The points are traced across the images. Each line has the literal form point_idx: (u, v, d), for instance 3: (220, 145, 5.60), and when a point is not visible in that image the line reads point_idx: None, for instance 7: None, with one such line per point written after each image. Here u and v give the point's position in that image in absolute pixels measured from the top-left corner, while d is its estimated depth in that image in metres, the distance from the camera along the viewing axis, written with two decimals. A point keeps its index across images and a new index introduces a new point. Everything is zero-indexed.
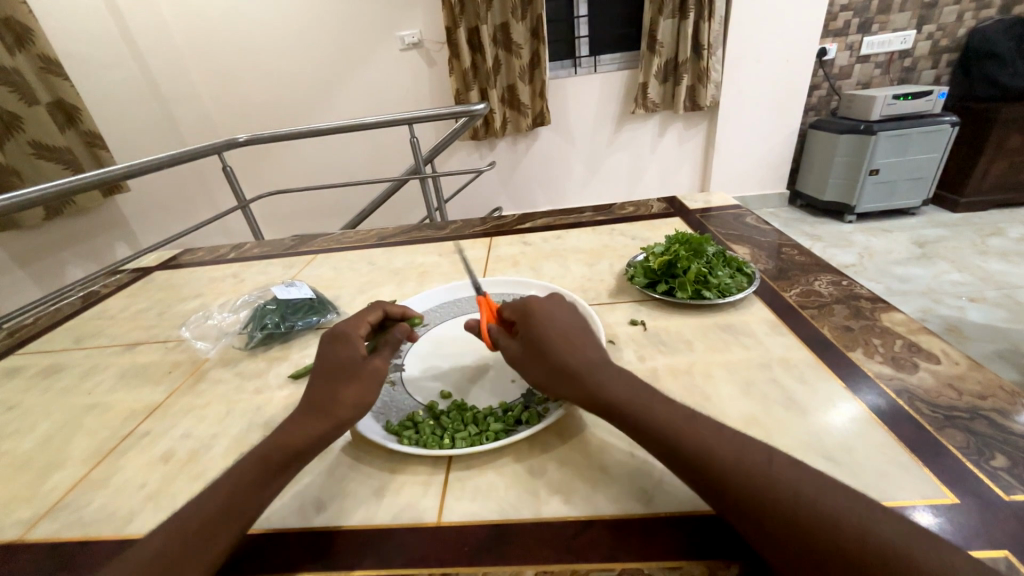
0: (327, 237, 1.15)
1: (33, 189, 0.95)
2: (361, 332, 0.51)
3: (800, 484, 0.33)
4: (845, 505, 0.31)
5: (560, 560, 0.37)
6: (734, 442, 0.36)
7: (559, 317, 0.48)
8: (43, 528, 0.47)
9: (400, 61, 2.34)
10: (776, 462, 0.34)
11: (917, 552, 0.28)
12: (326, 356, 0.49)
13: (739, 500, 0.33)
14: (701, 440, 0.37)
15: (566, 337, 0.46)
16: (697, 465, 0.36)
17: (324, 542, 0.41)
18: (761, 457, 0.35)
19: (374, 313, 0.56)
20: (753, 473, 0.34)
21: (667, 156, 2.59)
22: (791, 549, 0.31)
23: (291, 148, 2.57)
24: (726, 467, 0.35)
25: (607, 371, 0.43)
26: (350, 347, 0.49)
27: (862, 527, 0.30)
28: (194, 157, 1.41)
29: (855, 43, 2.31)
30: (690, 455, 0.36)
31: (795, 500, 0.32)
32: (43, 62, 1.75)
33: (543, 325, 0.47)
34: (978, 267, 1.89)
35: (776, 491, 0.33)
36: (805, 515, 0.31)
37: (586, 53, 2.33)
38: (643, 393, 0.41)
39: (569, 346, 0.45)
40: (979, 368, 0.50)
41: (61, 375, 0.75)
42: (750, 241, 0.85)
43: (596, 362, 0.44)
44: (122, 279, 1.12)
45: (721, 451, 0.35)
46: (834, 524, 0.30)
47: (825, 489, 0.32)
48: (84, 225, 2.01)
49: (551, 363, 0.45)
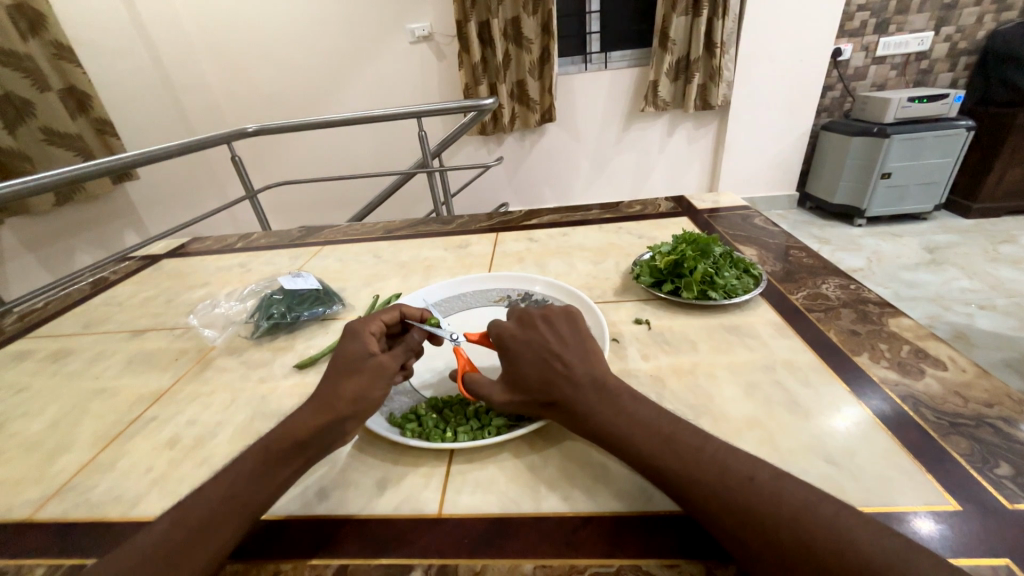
0: (334, 229, 1.15)
1: (43, 175, 0.95)
2: (373, 329, 0.51)
3: (779, 499, 0.32)
4: (824, 521, 0.30)
5: (558, 554, 0.37)
6: (716, 457, 0.36)
7: (535, 339, 0.48)
8: (51, 509, 0.48)
9: (410, 54, 2.33)
10: (758, 479, 0.34)
11: (895, 566, 0.28)
12: (338, 349, 0.49)
13: (723, 514, 0.33)
14: (684, 455, 0.37)
15: (545, 360, 0.46)
16: (681, 479, 0.36)
17: (326, 531, 0.41)
18: (745, 472, 0.35)
19: (390, 312, 0.55)
20: (733, 487, 0.34)
21: (677, 155, 2.57)
22: (772, 565, 0.31)
23: (300, 139, 2.58)
24: (706, 484, 0.35)
25: (590, 387, 0.43)
26: (360, 341, 0.49)
27: (839, 544, 0.29)
28: (204, 147, 1.42)
29: (871, 44, 2.27)
30: (674, 473, 0.36)
31: (775, 516, 0.32)
32: (56, 49, 1.76)
33: (517, 354, 0.47)
34: (989, 275, 1.87)
35: (756, 506, 0.32)
36: (783, 531, 0.31)
37: (597, 49, 2.32)
38: (631, 409, 0.41)
39: (548, 370, 0.45)
40: (986, 375, 0.50)
41: (69, 360, 0.76)
42: (757, 243, 0.85)
43: (579, 381, 0.44)
44: (132, 266, 1.13)
45: (704, 468, 0.36)
46: (812, 540, 0.30)
47: (805, 503, 0.32)
48: (94, 212, 2.03)
49: (532, 389, 0.45)
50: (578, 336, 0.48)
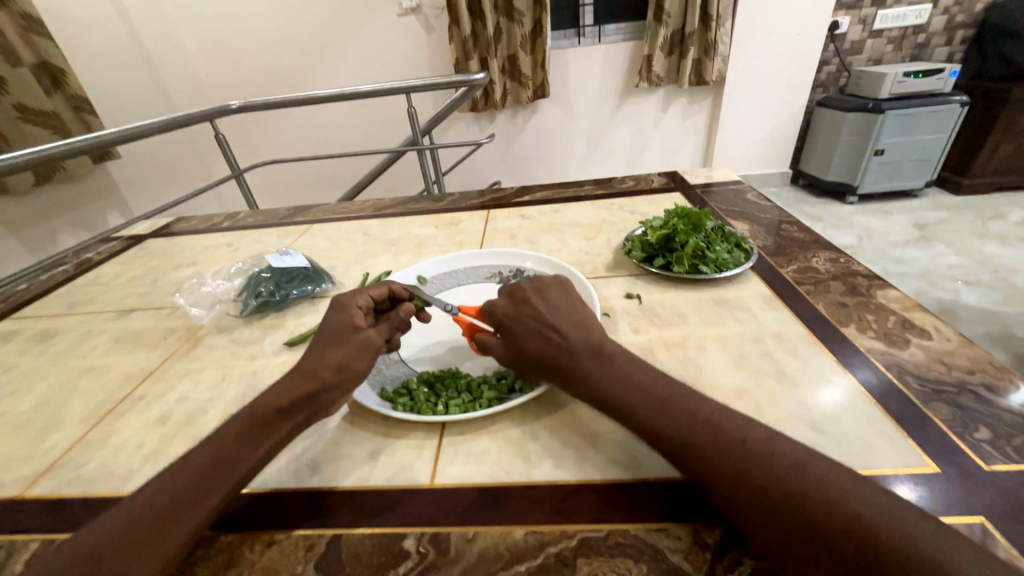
0: (323, 207, 1.13)
1: (19, 153, 0.92)
2: (361, 303, 0.51)
3: (770, 458, 0.33)
4: (814, 480, 0.31)
5: (548, 521, 0.38)
6: (710, 420, 0.37)
7: (530, 310, 0.48)
8: (42, 485, 0.48)
9: (398, 27, 2.25)
10: (751, 440, 0.34)
11: (881, 520, 0.28)
12: (323, 321, 0.49)
13: (715, 474, 0.34)
14: (679, 419, 0.37)
15: (541, 331, 0.46)
16: (675, 442, 0.36)
17: (317, 501, 0.42)
18: (739, 434, 0.35)
19: (380, 287, 0.54)
20: (726, 447, 0.34)
21: (671, 132, 2.54)
22: (759, 521, 0.32)
23: (286, 117, 2.51)
24: (700, 447, 0.35)
25: (587, 354, 0.44)
26: (347, 314, 0.49)
27: (827, 499, 0.30)
28: (186, 123, 1.37)
29: (868, 17, 2.23)
30: (668, 436, 0.37)
31: (766, 475, 0.32)
32: (25, 21, 1.67)
33: (516, 328, 0.48)
34: (976, 251, 1.89)
35: (747, 466, 0.33)
36: (774, 489, 0.31)
37: (590, 22, 2.24)
38: (626, 374, 0.42)
39: (546, 340, 0.45)
40: (970, 345, 0.50)
41: (55, 340, 0.74)
42: (749, 218, 0.84)
43: (575, 348, 0.44)
44: (116, 247, 1.10)
45: (698, 430, 0.36)
46: (802, 497, 0.30)
47: (795, 462, 0.32)
48: (75, 193, 1.98)
49: (534, 360, 0.46)
50: (571, 306, 0.48)
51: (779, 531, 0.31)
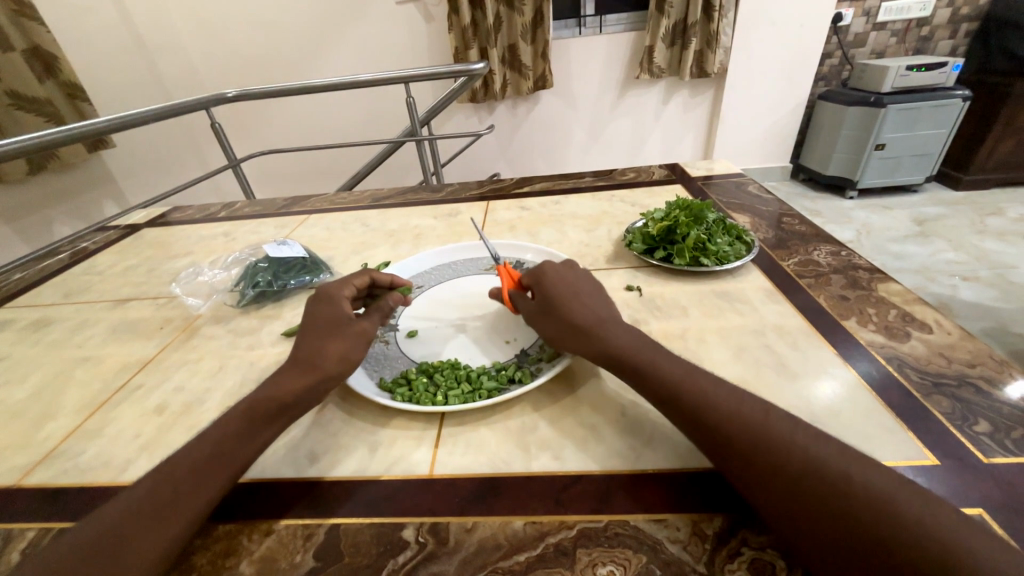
0: (321, 198, 1.12)
1: (12, 141, 0.90)
2: (347, 294, 0.52)
3: (786, 434, 0.34)
4: (827, 459, 0.32)
5: (548, 512, 0.38)
6: (730, 396, 0.37)
7: (569, 279, 0.50)
8: (38, 475, 0.48)
9: (396, 16, 2.22)
10: (772, 414, 0.35)
11: (897, 497, 0.29)
12: (311, 313, 0.49)
13: (733, 446, 0.34)
14: (698, 393, 0.38)
15: (578, 295, 0.48)
16: (695, 412, 0.37)
17: (315, 492, 0.41)
18: (759, 408, 0.36)
19: (361, 277, 0.55)
20: (745, 422, 0.35)
21: (671, 125, 2.52)
22: (773, 496, 0.32)
23: (283, 106, 2.48)
24: (720, 419, 0.36)
25: (615, 324, 0.46)
26: (337, 304, 0.49)
27: (842, 475, 0.30)
28: (181, 112, 1.35)
29: (873, 9, 2.20)
30: (688, 406, 0.37)
31: (783, 450, 0.33)
32: (17, 5, 1.64)
33: (552, 286, 0.49)
34: (975, 247, 1.89)
35: (764, 441, 0.34)
36: (791, 462, 0.32)
37: (591, 12, 2.21)
38: (648, 346, 0.43)
39: (580, 303, 0.47)
40: (971, 339, 0.50)
41: (50, 329, 0.74)
42: (750, 210, 0.84)
43: (604, 317, 0.46)
44: (111, 237, 1.09)
45: (719, 402, 0.37)
46: (818, 472, 0.31)
47: (811, 439, 0.33)
48: (68, 181, 1.96)
49: (564, 317, 0.46)
50: (599, 287, 0.51)
51: (791, 508, 0.31)
